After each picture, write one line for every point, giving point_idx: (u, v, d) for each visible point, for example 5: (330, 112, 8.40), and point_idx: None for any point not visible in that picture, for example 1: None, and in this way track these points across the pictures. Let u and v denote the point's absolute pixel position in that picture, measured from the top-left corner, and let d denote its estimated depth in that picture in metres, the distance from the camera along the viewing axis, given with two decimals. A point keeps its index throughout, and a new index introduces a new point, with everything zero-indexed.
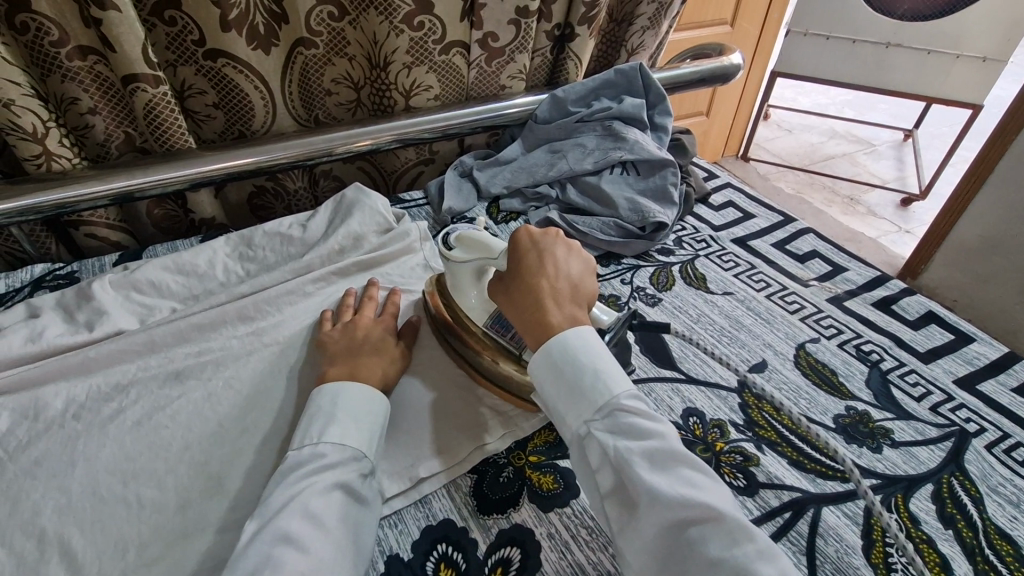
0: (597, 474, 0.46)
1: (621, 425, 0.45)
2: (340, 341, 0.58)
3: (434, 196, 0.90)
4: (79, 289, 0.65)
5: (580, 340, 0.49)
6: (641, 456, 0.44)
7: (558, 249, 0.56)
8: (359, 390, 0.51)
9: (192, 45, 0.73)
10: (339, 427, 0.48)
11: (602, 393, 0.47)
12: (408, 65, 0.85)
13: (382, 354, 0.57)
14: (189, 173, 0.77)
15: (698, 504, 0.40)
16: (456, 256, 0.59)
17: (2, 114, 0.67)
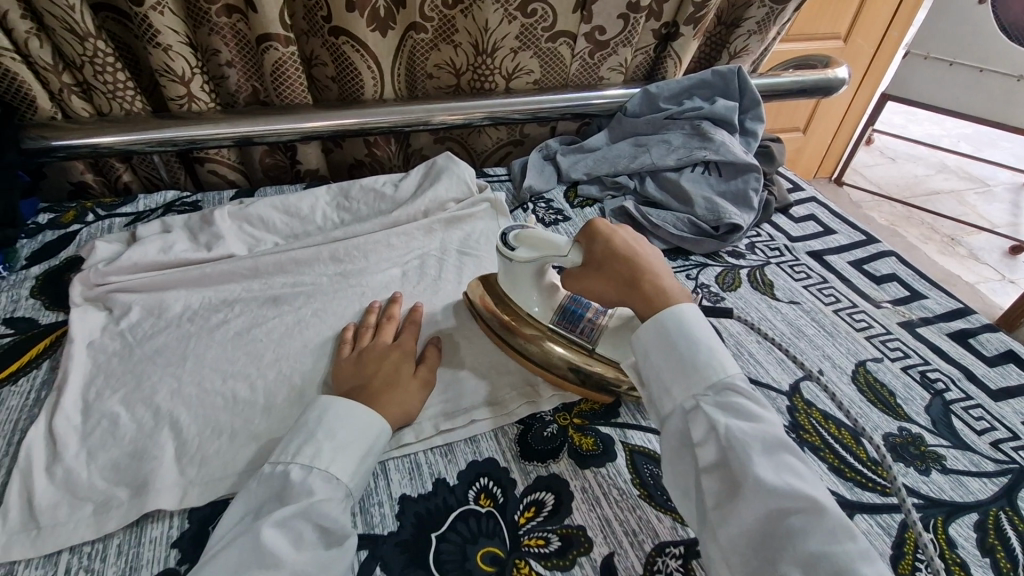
0: (698, 448, 0.45)
1: (736, 406, 0.45)
2: (352, 375, 0.54)
3: (516, 173, 0.94)
4: (203, 215, 0.75)
5: (670, 325, 0.49)
6: (754, 442, 0.43)
7: (619, 241, 0.55)
8: (346, 407, 0.49)
9: (321, 20, 0.80)
10: (314, 445, 0.46)
11: (716, 373, 0.47)
12: (514, 50, 0.90)
13: (397, 387, 0.53)
14: (302, 127, 0.85)
15: (804, 496, 0.40)
16: (519, 256, 0.56)
17: (159, 56, 0.77)
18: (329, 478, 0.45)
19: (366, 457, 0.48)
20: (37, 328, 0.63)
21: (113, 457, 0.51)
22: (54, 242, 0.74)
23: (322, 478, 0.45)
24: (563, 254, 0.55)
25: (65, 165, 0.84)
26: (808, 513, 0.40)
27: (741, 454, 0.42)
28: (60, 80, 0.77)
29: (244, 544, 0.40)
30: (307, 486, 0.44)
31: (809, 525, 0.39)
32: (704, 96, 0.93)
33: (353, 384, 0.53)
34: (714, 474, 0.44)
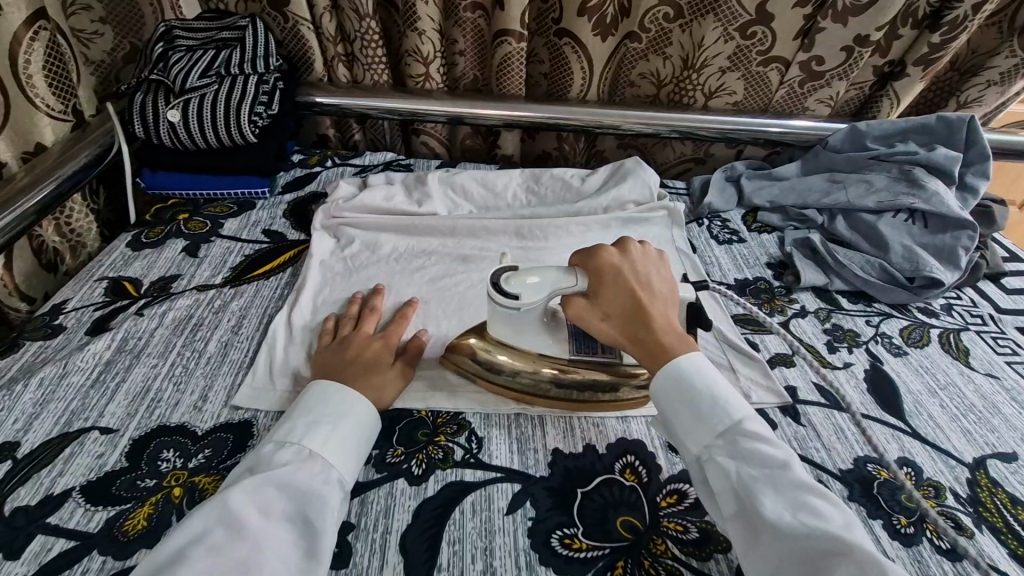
0: (719, 499, 0.45)
1: (742, 451, 0.45)
2: (325, 361, 0.56)
3: (696, 190, 0.94)
4: (418, 176, 0.86)
5: (689, 370, 0.49)
6: (767, 484, 0.43)
7: (633, 256, 0.56)
8: (324, 387, 0.51)
9: (550, 22, 0.90)
10: (289, 424, 0.48)
11: (723, 418, 0.47)
12: (722, 69, 0.92)
13: (373, 372, 0.54)
14: (510, 115, 0.95)
15: (824, 536, 0.39)
16: (527, 302, 0.53)
17: (414, 40, 0.91)
18: (300, 452, 0.45)
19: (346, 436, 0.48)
20: (285, 241, 0.78)
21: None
22: (302, 177, 0.91)
23: (295, 450, 0.45)
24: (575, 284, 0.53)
25: (317, 119, 1.02)
26: (838, 549, 0.38)
27: (758, 500, 0.42)
28: (334, 50, 0.93)
29: (214, 503, 0.40)
30: (276, 458, 0.44)
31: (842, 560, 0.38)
32: (921, 142, 0.86)
33: (336, 360, 0.55)
34: (736, 522, 0.43)
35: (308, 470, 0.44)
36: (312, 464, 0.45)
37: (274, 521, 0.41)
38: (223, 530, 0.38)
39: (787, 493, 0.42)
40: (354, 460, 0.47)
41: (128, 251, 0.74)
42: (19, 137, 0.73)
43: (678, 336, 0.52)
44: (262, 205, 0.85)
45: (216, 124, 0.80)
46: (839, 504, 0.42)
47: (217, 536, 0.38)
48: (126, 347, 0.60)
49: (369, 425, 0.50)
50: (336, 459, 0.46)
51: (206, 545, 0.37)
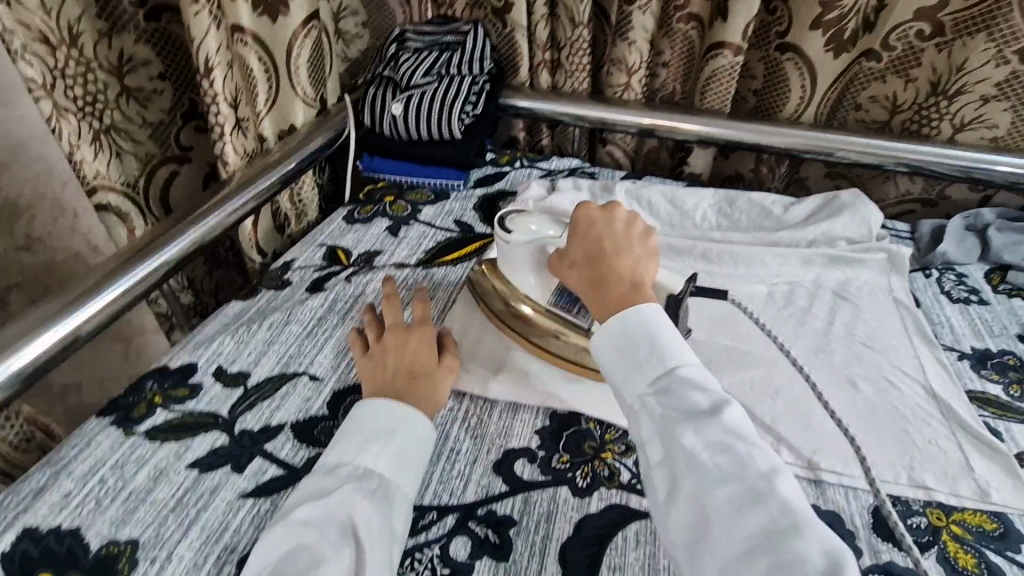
0: (647, 447, 0.40)
1: (672, 395, 0.40)
2: (375, 360, 0.55)
3: (925, 235, 0.80)
4: (606, 185, 0.86)
5: (637, 319, 0.44)
6: (687, 425, 0.39)
7: (614, 214, 0.53)
8: (375, 407, 0.49)
9: (774, 36, 0.83)
10: (342, 444, 0.47)
11: (658, 364, 0.42)
12: (985, 98, 0.78)
13: (421, 372, 0.54)
14: (709, 129, 0.90)
15: (757, 503, 0.35)
16: (515, 239, 0.57)
17: (622, 49, 0.90)
18: (356, 470, 0.46)
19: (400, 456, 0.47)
20: (473, 233, 0.82)
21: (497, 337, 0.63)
22: (492, 174, 0.96)
23: (350, 471, 0.45)
24: (556, 234, 0.56)
25: (512, 121, 1.06)
26: (774, 515, 0.34)
27: (679, 441, 0.38)
28: (542, 56, 0.96)
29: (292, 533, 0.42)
30: (335, 480, 0.45)
31: (790, 531, 0.34)
32: None
33: (382, 373, 0.53)
34: (659, 472, 0.39)
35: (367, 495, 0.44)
36: (368, 482, 0.45)
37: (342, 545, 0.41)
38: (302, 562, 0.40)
39: (718, 442, 0.38)
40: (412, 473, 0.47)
41: (344, 224, 0.84)
42: (281, 118, 0.86)
43: (631, 289, 0.47)
44: (456, 197, 0.91)
45: (431, 121, 0.88)
46: (770, 453, 0.38)
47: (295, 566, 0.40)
48: (336, 307, 0.67)
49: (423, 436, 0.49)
50: (391, 473, 0.46)
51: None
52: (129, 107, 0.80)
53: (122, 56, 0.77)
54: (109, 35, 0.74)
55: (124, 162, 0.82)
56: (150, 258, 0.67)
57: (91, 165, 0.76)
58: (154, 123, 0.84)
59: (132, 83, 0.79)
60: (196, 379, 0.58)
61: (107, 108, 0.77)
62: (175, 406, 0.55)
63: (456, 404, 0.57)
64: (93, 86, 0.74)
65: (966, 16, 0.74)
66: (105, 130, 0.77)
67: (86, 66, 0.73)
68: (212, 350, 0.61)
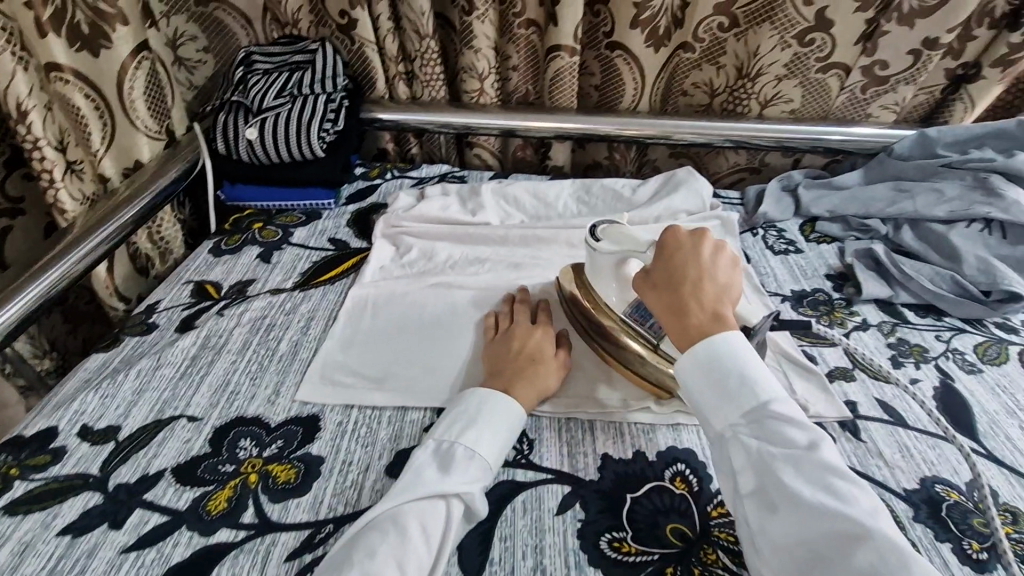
0: (739, 474, 0.46)
1: (769, 430, 0.45)
2: (496, 351, 0.62)
3: (750, 200, 0.93)
4: (473, 187, 0.90)
5: (724, 349, 0.49)
6: (787, 461, 0.43)
7: (703, 244, 0.56)
8: (481, 400, 0.53)
9: (602, 36, 0.92)
10: (469, 428, 0.51)
11: (751, 397, 0.47)
12: (779, 78, 0.90)
13: (535, 367, 0.59)
14: (561, 126, 0.98)
15: (843, 518, 0.40)
16: (605, 247, 0.59)
17: (471, 57, 0.95)
18: (468, 452, 0.50)
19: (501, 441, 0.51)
20: (349, 249, 0.83)
21: (390, 354, 0.65)
22: (364, 188, 0.97)
23: (466, 452, 0.50)
24: (639, 248, 0.58)
25: (379, 134, 1.07)
26: (854, 529, 0.39)
27: (779, 474, 0.43)
28: (395, 69, 0.98)
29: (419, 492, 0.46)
30: (451, 455, 0.49)
31: (862, 538, 0.39)
32: (999, 148, 0.83)
33: (501, 359, 0.60)
34: (752, 496, 0.44)
35: (475, 481, 0.48)
36: (478, 463, 0.49)
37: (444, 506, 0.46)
38: (423, 508, 0.46)
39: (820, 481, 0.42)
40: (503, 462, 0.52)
41: (211, 257, 0.81)
42: (123, 155, 0.81)
43: (712, 319, 0.51)
44: (328, 215, 0.91)
45: (289, 143, 0.87)
46: (866, 489, 0.43)
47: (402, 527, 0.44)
48: (210, 343, 0.66)
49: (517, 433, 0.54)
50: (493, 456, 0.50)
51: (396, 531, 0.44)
52: None
53: None
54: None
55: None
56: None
57: None
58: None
59: None
60: (59, 442, 0.55)
61: None
62: (35, 475, 0.52)
63: (344, 418, 0.58)
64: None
65: (754, 8, 0.86)
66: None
67: None
68: (73, 410, 0.57)
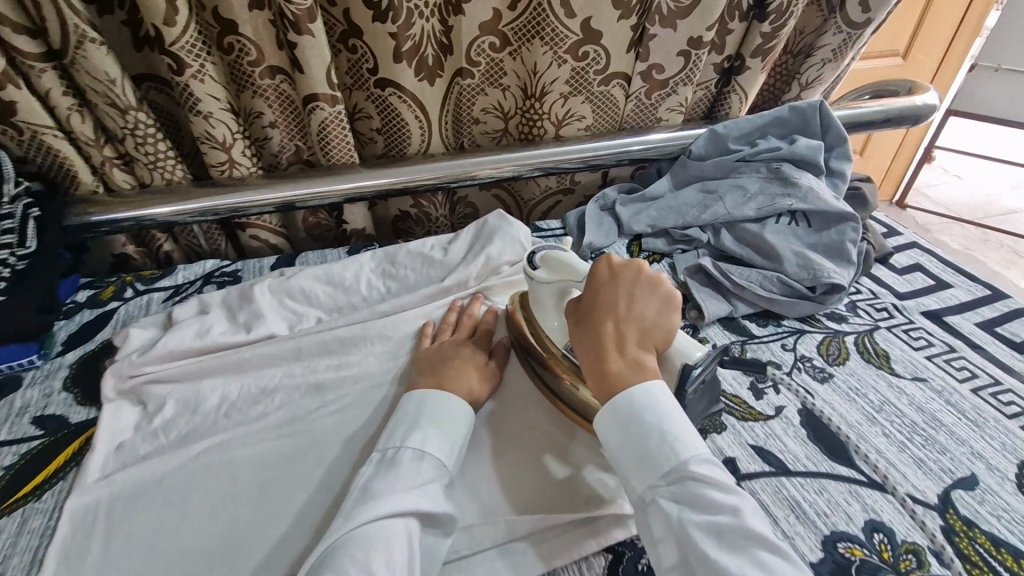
0: (661, 544, 0.43)
1: (690, 496, 0.42)
2: (437, 356, 0.61)
3: (572, 227, 0.86)
4: (242, 291, 0.69)
5: (643, 403, 0.46)
6: (709, 533, 0.41)
7: (632, 278, 0.53)
8: (433, 401, 0.53)
9: (366, 73, 0.77)
10: (420, 433, 0.51)
11: (669, 457, 0.44)
12: (564, 95, 0.84)
13: (472, 380, 0.58)
14: (345, 187, 0.81)
15: None
16: (540, 274, 0.60)
17: (201, 124, 0.74)
18: (415, 453, 0.49)
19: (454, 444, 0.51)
20: (67, 427, 0.58)
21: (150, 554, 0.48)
22: (91, 323, 0.71)
23: (413, 454, 0.49)
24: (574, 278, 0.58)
25: (108, 238, 0.81)
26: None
27: (700, 548, 0.40)
28: (101, 154, 0.74)
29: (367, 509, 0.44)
30: (399, 460, 0.48)
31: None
32: (780, 134, 0.84)
33: (440, 363, 0.60)
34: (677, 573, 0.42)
35: (430, 484, 0.47)
36: (422, 462, 0.49)
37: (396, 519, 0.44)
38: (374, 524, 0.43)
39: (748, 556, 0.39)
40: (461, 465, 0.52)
41: None
42: None
43: (631, 364, 0.49)
44: (33, 378, 0.64)
45: None
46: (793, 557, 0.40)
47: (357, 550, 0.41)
48: None
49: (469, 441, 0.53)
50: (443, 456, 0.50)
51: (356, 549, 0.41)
52: None
53: None
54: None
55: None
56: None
57: None
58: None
59: None
60: None
61: None
62: None
63: None
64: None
65: (520, 24, 0.77)
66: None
67: None
68: None
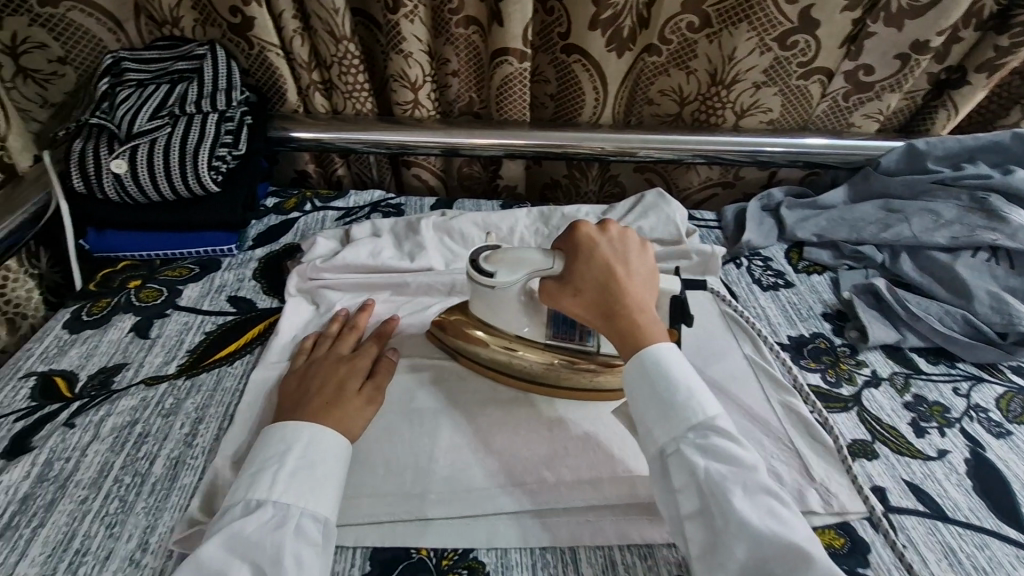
0: (678, 494, 0.42)
1: (715, 449, 0.41)
2: (302, 384, 0.52)
3: (729, 221, 0.82)
4: (409, 223, 0.74)
5: (665, 358, 0.45)
6: (736, 484, 0.40)
7: (615, 237, 0.50)
8: (280, 433, 0.46)
9: (557, 37, 0.78)
10: (248, 479, 0.43)
11: (696, 412, 0.43)
12: (757, 85, 0.80)
13: (340, 406, 0.50)
14: (512, 142, 0.83)
15: (784, 542, 0.38)
16: (503, 279, 0.51)
17: (399, 63, 0.79)
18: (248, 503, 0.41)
19: (297, 475, 0.43)
20: (254, 311, 0.66)
21: None
22: (276, 226, 0.79)
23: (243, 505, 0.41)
24: (538, 267, 0.50)
25: (295, 154, 0.89)
26: (798, 552, 0.38)
27: (729, 496, 0.39)
28: (308, 77, 0.81)
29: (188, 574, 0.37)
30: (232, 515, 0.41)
31: (805, 560, 0.37)
32: (991, 162, 0.75)
33: (304, 396, 0.50)
34: (694, 519, 0.41)
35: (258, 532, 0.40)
36: (262, 512, 0.41)
37: None
38: None
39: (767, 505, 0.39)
40: (319, 491, 0.43)
41: (65, 334, 0.62)
42: None
43: (642, 317, 0.47)
44: (229, 263, 0.73)
45: (169, 175, 0.68)
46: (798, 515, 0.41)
47: None
48: (48, 474, 0.48)
49: (330, 455, 0.45)
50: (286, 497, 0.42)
51: None
52: None
53: None
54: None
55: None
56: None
57: None
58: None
59: None
60: None
61: None
62: None
63: None
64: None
65: (728, 5, 0.74)
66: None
67: None
68: None
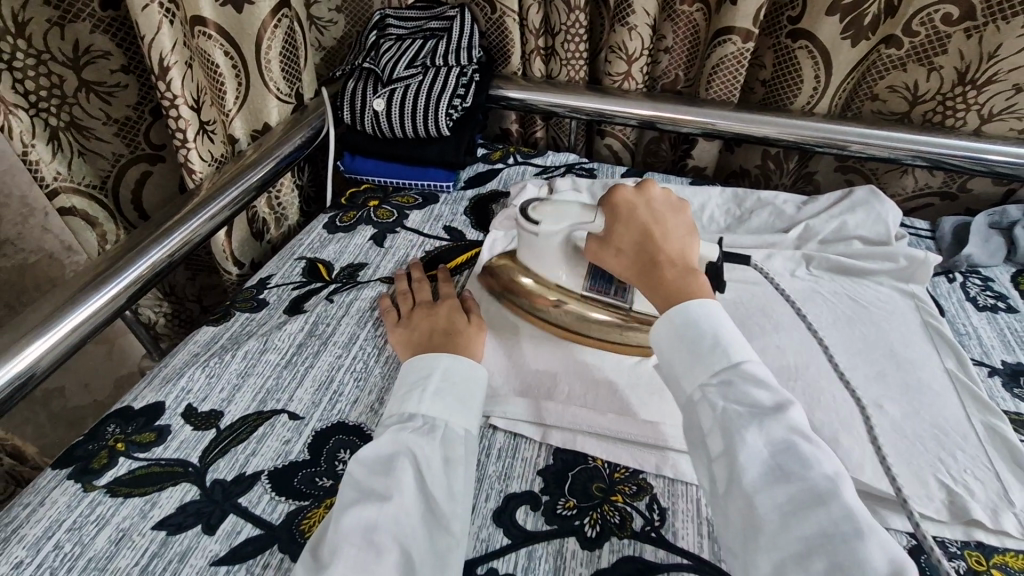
0: (707, 438, 0.41)
1: (737, 389, 0.41)
2: (408, 325, 0.59)
3: (946, 234, 0.76)
4: (606, 185, 0.79)
5: (698, 313, 0.45)
6: (750, 421, 0.39)
7: (652, 197, 0.53)
8: (428, 358, 0.52)
9: (787, 20, 0.78)
10: (398, 401, 0.50)
11: (722, 358, 0.43)
12: (1016, 87, 0.73)
13: (456, 331, 0.56)
14: (714, 122, 0.83)
15: (805, 485, 0.36)
16: (544, 228, 0.56)
17: (621, 35, 0.84)
18: (402, 415, 0.48)
19: (440, 395, 0.49)
20: (464, 240, 0.77)
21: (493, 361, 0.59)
22: (484, 173, 0.89)
23: (398, 419, 0.48)
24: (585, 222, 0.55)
25: (504, 113, 0.99)
26: (809, 491, 0.36)
27: (745, 437, 0.38)
28: (535, 43, 0.89)
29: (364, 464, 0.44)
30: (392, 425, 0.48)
31: (814, 501, 0.35)
32: None
33: (422, 334, 0.57)
34: (719, 463, 0.40)
35: (417, 437, 0.46)
36: (414, 422, 0.47)
37: (395, 470, 0.43)
38: (378, 475, 0.43)
39: (772, 434, 0.38)
40: (457, 408, 0.49)
41: (325, 233, 0.77)
42: (253, 116, 0.79)
43: (684, 275, 0.48)
44: (445, 199, 0.85)
45: (416, 117, 0.81)
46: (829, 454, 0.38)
47: (365, 498, 0.41)
48: (316, 332, 0.62)
49: (465, 374, 0.52)
50: (434, 410, 0.48)
51: (362, 498, 0.41)
52: (91, 102, 0.72)
53: (78, 47, 0.67)
54: (61, 25, 0.65)
55: (82, 162, 0.76)
56: (102, 289, 0.60)
57: (47, 165, 0.73)
58: (120, 119, 0.74)
59: (90, 76, 0.70)
60: (164, 421, 0.53)
61: (65, 102, 0.71)
62: (139, 453, 0.50)
63: None
64: (47, 80, 0.68)
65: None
66: (63, 128, 0.73)
67: (37, 57, 0.66)
68: (181, 387, 0.56)
